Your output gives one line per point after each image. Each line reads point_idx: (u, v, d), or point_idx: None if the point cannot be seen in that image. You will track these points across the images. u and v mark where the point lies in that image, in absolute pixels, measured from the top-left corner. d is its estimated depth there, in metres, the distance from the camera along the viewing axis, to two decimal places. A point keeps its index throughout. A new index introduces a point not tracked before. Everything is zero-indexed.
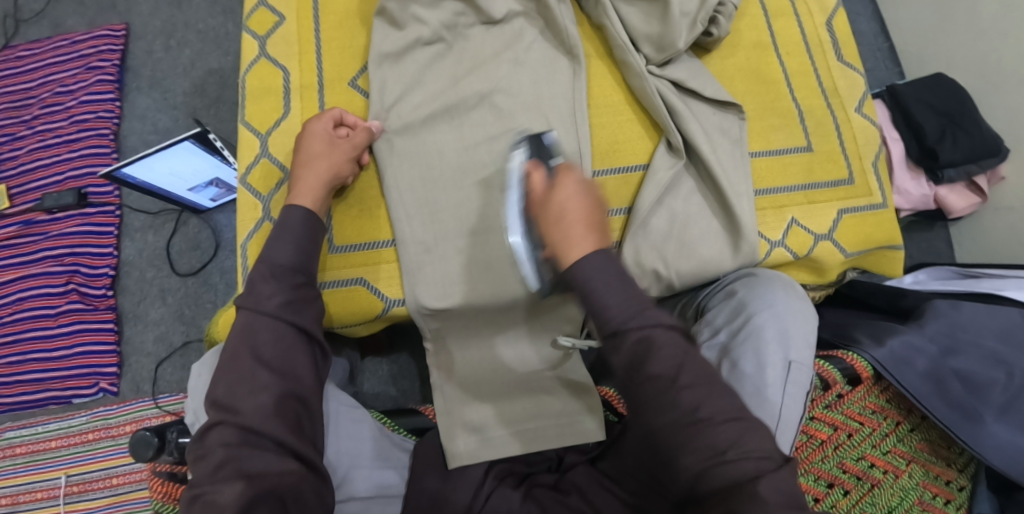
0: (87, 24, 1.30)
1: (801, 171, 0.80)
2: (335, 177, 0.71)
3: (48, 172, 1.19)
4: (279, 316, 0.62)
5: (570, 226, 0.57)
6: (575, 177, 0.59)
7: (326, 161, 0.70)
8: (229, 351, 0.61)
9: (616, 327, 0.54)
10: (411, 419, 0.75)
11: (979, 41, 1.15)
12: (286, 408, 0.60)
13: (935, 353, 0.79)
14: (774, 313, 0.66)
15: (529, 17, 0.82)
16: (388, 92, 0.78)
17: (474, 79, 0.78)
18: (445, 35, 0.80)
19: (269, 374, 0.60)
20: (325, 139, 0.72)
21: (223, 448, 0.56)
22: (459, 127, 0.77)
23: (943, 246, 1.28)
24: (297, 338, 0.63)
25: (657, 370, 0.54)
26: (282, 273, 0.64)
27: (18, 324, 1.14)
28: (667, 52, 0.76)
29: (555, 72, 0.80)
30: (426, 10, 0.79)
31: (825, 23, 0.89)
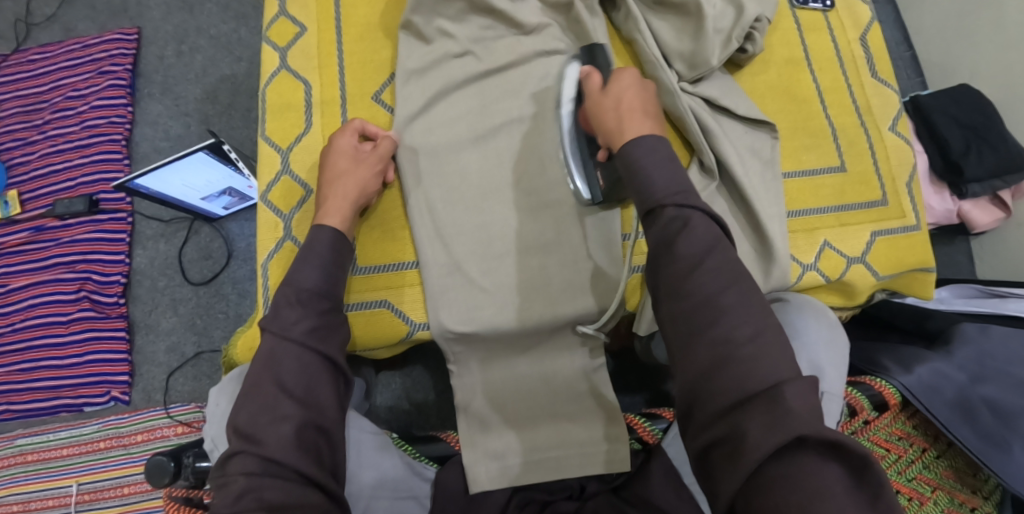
0: (99, 28, 1.29)
1: (836, 193, 0.79)
2: (361, 194, 0.70)
3: (60, 179, 1.18)
4: (305, 344, 0.61)
5: (627, 111, 0.61)
6: (630, 74, 0.65)
7: (353, 177, 0.70)
8: (253, 376, 0.60)
9: (654, 204, 0.55)
10: (433, 446, 0.73)
11: (1005, 53, 1.12)
12: (308, 438, 0.58)
13: (964, 380, 0.78)
14: (805, 342, 0.66)
15: (558, 27, 0.79)
16: (415, 109, 0.76)
17: (499, 96, 0.76)
18: (473, 49, 0.78)
19: (293, 404, 0.58)
20: (351, 154, 0.71)
21: (245, 477, 0.54)
22: (483, 147, 0.75)
23: (964, 260, 1.24)
24: (321, 366, 0.62)
25: (685, 248, 0.53)
26: (309, 298, 0.63)
27: (30, 331, 1.14)
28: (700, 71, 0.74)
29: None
30: (452, 23, 0.78)
31: (858, 38, 0.86)
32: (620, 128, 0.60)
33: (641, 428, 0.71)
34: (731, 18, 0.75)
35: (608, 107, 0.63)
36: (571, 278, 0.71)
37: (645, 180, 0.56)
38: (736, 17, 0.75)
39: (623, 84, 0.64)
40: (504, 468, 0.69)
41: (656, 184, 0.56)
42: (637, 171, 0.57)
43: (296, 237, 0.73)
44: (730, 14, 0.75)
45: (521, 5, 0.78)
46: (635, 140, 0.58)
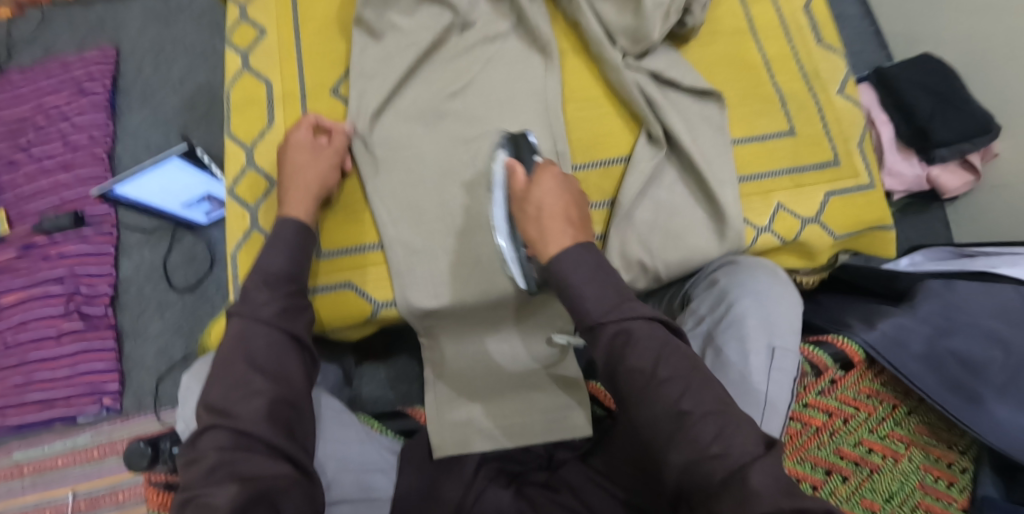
0: (78, 48, 1.32)
1: (787, 156, 0.80)
2: (323, 188, 0.72)
3: (45, 195, 1.21)
4: (274, 324, 0.63)
5: (549, 220, 0.58)
6: (550, 174, 0.61)
7: (313, 171, 0.71)
8: (224, 355, 0.61)
9: (594, 321, 0.54)
10: (400, 421, 0.76)
11: (965, 17, 1.13)
12: (279, 413, 0.60)
13: (930, 333, 0.78)
14: (755, 299, 0.66)
15: (501, 13, 0.82)
16: (368, 99, 0.77)
17: (446, 83, 0.78)
18: (422, 37, 0.79)
19: (265, 379, 0.60)
20: (308, 148, 0.73)
21: (217, 451, 0.56)
22: (434, 131, 0.76)
23: (941, 227, 1.25)
24: (289, 346, 0.63)
25: (635, 362, 0.52)
26: (275, 281, 0.65)
27: (21, 345, 1.16)
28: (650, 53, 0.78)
29: (529, 69, 0.79)
30: (404, 17, 0.80)
31: (803, 6, 0.88)
32: (541, 244, 0.58)
33: (603, 395, 0.75)
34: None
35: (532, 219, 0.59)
36: None
37: (578, 300, 0.55)
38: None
39: (543, 188, 0.60)
40: (466, 435, 0.71)
41: (588, 304, 0.55)
42: (567, 288, 0.56)
43: (263, 227, 0.76)
44: None
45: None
46: (559, 256, 0.56)
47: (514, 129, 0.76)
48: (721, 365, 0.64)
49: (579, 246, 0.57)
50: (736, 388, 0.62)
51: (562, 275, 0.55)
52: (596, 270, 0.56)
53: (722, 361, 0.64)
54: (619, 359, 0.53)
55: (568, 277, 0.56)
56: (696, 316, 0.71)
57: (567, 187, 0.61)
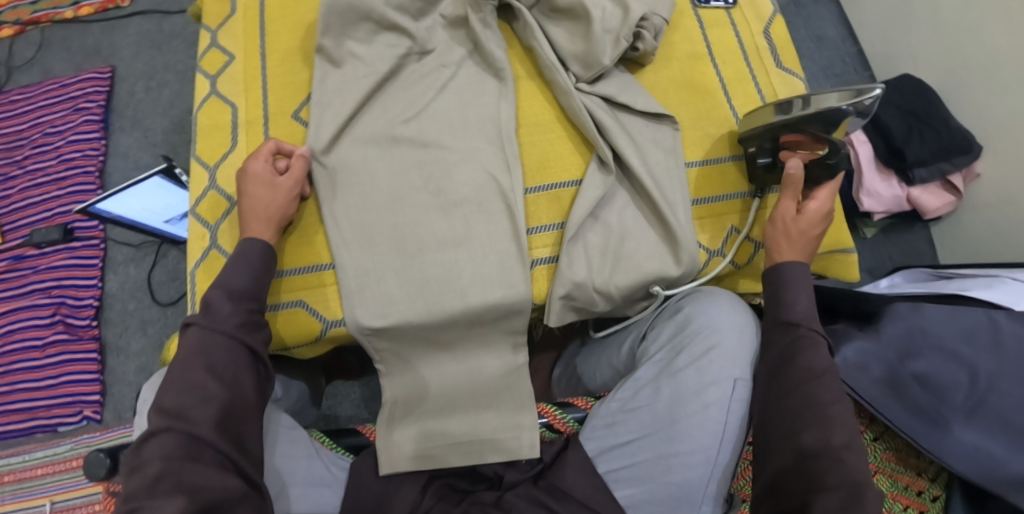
0: (75, 69, 1.37)
1: (740, 178, 0.81)
2: (283, 215, 0.72)
3: (37, 210, 1.25)
4: (236, 336, 0.64)
5: (799, 242, 0.69)
6: (822, 212, 0.71)
7: (272, 201, 0.72)
8: (181, 362, 0.62)
9: (793, 318, 0.64)
10: (349, 437, 0.75)
11: (943, 38, 1.14)
12: (229, 421, 0.62)
13: (894, 358, 0.76)
14: (715, 329, 0.67)
15: (459, 41, 0.84)
16: (325, 126, 0.78)
17: (400, 108, 0.80)
18: (381, 66, 0.80)
19: (219, 386, 0.62)
20: (264, 179, 0.73)
21: (163, 461, 0.57)
22: (388, 153, 0.77)
23: (924, 247, 1.24)
24: (248, 360, 0.65)
25: (807, 362, 0.61)
26: (239, 297, 0.66)
27: (8, 356, 1.18)
28: (841, 121, 0.69)
29: (482, 94, 0.81)
30: (363, 45, 0.81)
31: (762, 31, 0.92)
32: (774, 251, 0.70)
33: (554, 419, 0.74)
34: (619, 18, 0.79)
35: (786, 222, 0.70)
36: (481, 270, 0.73)
37: (789, 301, 0.65)
38: (623, 17, 0.79)
39: (811, 216, 0.70)
40: (415, 452, 0.71)
41: (800, 308, 0.65)
42: (785, 291, 0.66)
43: (221, 246, 0.76)
44: (619, 14, 0.80)
45: (425, 22, 0.83)
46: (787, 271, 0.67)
47: (465, 154, 0.77)
48: (679, 394, 0.65)
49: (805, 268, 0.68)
50: (693, 419, 0.64)
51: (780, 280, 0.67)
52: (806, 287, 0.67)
53: (680, 390, 0.65)
54: (796, 353, 0.62)
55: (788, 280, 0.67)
56: (657, 342, 0.72)
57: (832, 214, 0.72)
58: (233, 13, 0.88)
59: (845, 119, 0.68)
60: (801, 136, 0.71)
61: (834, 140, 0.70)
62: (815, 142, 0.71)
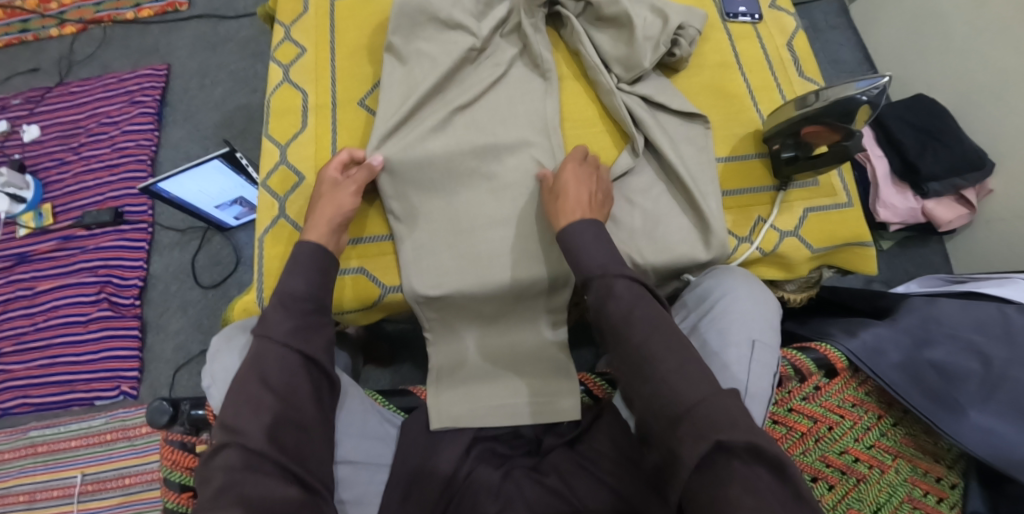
0: (133, 65, 1.45)
1: (766, 173, 0.87)
2: (339, 214, 0.75)
3: (90, 193, 1.31)
4: (286, 343, 0.64)
5: (565, 196, 0.73)
6: (573, 165, 0.76)
7: (331, 203, 0.76)
8: (240, 376, 0.62)
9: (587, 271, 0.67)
10: (403, 397, 0.77)
11: (957, 62, 1.21)
12: (281, 433, 0.61)
13: (910, 345, 0.81)
14: (735, 297, 0.72)
15: (511, 41, 0.91)
16: (396, 110, 0.83)
17: (457, 97, 0.85)
18: (445, 59, 0.85)
19: (273, 399, 0.61)
20: (331, 183, 0.78)
21: (226, 473, 0.57)
22: (443, 136, 0.83)
23: (939, 260, 1.29)
24: (302, 370, 0.64)
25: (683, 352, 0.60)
26: (292, 301, 0.67)
27: (52, 330, 1.23)
28: (857, 111, 0.74)
29: (529, 92, 0.87)
30: (427, 42, 0.88)
31: (785, 44, 0.98)
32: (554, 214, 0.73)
33: (593, 385, 0.75)
34: (659, 26, 0.87)
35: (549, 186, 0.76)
36: (529, 247, 0.78)
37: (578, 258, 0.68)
38: (663, 26, 0.87)
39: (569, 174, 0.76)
40: (461, 412, 0.74)
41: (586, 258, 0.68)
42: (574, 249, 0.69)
43: (289, 216, 0.82)
44: (659, 23, 0.87)
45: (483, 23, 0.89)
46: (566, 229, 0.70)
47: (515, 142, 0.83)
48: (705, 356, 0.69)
49: (579, 217, 0.71)
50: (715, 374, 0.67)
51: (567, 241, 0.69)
52: (595, 240, 0.69)
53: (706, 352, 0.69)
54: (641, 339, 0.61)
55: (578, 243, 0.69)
56: (686, 311, 0.77)
57: (586, 169, 0.76)
58: (305, 10, 0.95)
59: (860, 108, 0.73)
60: (817, 126, 0.77)
61: (852, 127, 0.75)
62: (831, 131, 0.76)
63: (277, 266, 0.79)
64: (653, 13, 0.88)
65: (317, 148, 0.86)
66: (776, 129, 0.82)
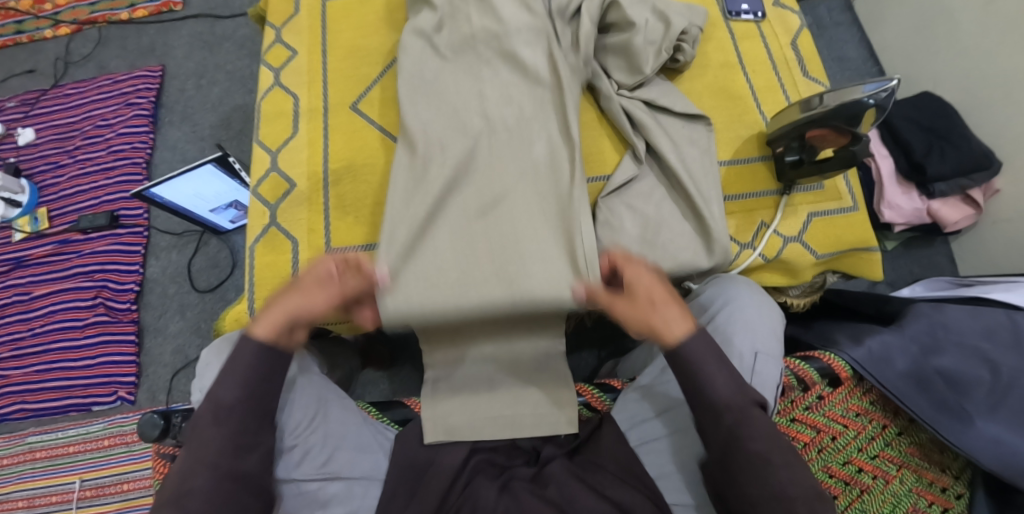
0: (129, 66, 1.43)
1: (769, 176, 0.85)
2: (302, 318, 0.62)
3: (86, 197, 1.30)
4: (214, 464, 0.58)
5: (664, 304, 0.61)
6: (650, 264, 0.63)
7: (310, 306, 0.62)
8: (170, 490, 0.58)
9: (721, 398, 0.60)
10: (395, 410, 0.77)
11: (964, 59, 1.19)
12: None
13: (917, 353, 0.79)
14: (740, 307, 0.70)
15: (540, 106, 0.80)
16: (409, 209, 0.75)
17: (477, 190, 0.76)
18: (459, 150, 0.78)
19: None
20: (321, 280, 0.63)
21: None
22: (456, 235, 0.75)
23: (945, 261, 1.28)
24: (229, 486, 0.58)
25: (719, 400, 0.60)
26: (224, 416, 0.59)
27: (49, 335, 1.22)
28: (864, 114, 0.73)
29: (554, 180, 0.77)
30: (432, 126, 0.80)
31: (790, 43, 0.96)
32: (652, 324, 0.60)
33: (592, 397, 0.76)
34: (662, 31, 0.84)
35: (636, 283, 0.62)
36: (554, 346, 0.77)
37: (706, 383, 0.60)
38: (666, 30, 0.84)
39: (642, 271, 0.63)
40: (459, 424, 0.74)
41: (719, 389, 0.60)
42: (699, 374, 0.60)
43: (281, 224, 0.81)
44: (662, 28, 0.84)
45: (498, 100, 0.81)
46: (687, 344, 0.60)
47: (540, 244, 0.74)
48: None
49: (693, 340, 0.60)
50: None
51: (687, 359, 0.60)
52: (715, 355, 0.61)
53: None
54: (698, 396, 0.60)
55: (697, 360, 0.60)
56: None
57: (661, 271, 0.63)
58: (297, 12, 0.94)
59: (866, 112, 0.73)
60: (824, 129, 0.75)
61: (859, 131, 0.74)
62: (838, 134, 0.75)
63: (268, 275, 0.79)
64: (656, 16, 0.85)
65: (309, 154, 0.84)
66: (777, 131, 0.80)
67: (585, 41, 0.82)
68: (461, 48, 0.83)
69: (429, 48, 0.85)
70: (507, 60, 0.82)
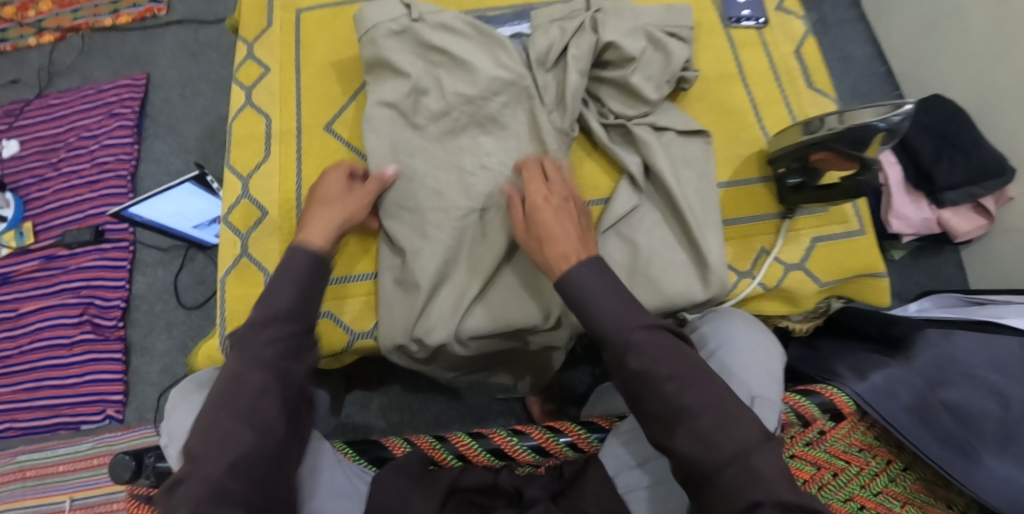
0: (113, 75, 1.40)
1: (770, 198, 0.80)
2: (347, 219, 0.70)
3: (71, 211, 1.27)
4: (272, 372, 0.58)
5: (557, 235, 0.66)
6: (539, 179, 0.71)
7: (339, 207, 0.71)
8: (210, 409, 0.56)
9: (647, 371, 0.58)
10: (371, 447, 0.70)
11: (977, 59, 1.12)
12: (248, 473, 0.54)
13: (923, 386, 0.75)
14: (733, 350, 0.66)
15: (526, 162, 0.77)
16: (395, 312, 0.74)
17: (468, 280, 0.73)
18: (445, 235, 0.74)
19: (249, 434, 0.55)
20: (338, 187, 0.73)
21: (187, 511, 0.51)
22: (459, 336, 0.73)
23: (952, 271, 1.23)
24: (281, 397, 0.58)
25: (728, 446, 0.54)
26: (282, 320, 0.60)
27: (36, 353, 1.21)
28: (871, 139, 0.67)
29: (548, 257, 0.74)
30: (417, 212, 0.75)
31: (793, 52, 0.91)
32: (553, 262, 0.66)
33: (578, 438, 0.69)
34: (659, 63, 0.79)
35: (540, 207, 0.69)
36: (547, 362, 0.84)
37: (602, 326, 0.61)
38: (665, 63, 0.79)
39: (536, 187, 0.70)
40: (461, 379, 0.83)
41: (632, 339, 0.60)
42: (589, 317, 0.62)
43: (253, 255, 0.78)
44: (661, 60, 0.79)
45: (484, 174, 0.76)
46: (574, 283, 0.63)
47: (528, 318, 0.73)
48: None
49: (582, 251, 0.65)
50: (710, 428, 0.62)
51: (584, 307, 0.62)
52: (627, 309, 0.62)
53: None
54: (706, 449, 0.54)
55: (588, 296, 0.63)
56: None
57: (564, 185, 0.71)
58: (270, 25, 0.90)
59: (875, 136, 0.66)
60: (825, 155, 0.70)
61: (866, 157, 0.68)
62: (843, 158, 0.69)
63: (241, 309, 0.76)
64: (651, 45, 0.80)
65: (281, 180, 0.81)
66: (780, 151, 0.75)
67: (572, 99, 0.77)
68: (437, 119, 0.78)
69: (400, 117, 0.78)
70: (488, 126, 0.78)
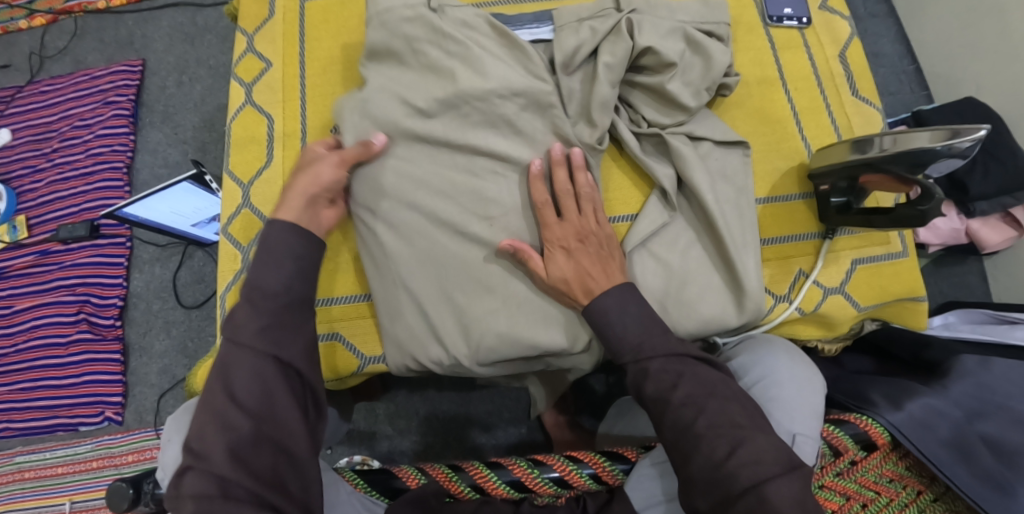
0: (107, 61, 1.34)
1: (810, 216, 0.77)
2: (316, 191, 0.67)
3: (65, 204, 1.22)
4: (262, 352, 0.57)
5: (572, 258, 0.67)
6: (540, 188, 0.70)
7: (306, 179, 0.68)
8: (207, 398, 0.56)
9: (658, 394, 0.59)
10: (384, 478, 0.67)
11: (1012, 62, 1.06)
12: (253, 453, 0.54)
13: (960, 418, 0.72)
14: (777, 383, 0.63)
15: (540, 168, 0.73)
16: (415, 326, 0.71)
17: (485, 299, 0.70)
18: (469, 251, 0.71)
19: (243, 416, 0.55)
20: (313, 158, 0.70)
21: (195, 502, 0.51)
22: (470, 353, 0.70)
23: (976, 280, 1.19)
24: (275, 376, 0.57)
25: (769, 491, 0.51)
26: (269, 295, 0.59)
27: (31, 352, 1.17)
28: (931, 162, 0.62)
29: None
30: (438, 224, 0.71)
31: (837, 55, 0.86)
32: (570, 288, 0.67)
33: (601, 469, 0.66)
34: (700, 68, 0.74)
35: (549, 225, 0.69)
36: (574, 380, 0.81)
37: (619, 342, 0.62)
38: (705, 69, 0.74)
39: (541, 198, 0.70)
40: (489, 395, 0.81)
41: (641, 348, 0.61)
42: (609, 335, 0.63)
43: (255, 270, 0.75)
44: (700, 66, 0.74)
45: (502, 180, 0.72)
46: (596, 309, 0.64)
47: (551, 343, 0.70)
48: None
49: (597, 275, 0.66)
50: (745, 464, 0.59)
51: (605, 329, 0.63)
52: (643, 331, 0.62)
53: None
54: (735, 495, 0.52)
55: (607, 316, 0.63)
56: None
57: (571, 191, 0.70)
58: (272, 15, 0.84)
59: (935, 160, 0.61)
60: (878, 177, 0.66)
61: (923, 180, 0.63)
62: (899, 182, 0.65)
63: None
64: (688, 47, 0.75)
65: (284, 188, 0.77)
66: (829, 165, 0.71)
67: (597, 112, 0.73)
68: (445, 114, 0.72)
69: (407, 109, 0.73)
70: (501, 126, 0.72)
